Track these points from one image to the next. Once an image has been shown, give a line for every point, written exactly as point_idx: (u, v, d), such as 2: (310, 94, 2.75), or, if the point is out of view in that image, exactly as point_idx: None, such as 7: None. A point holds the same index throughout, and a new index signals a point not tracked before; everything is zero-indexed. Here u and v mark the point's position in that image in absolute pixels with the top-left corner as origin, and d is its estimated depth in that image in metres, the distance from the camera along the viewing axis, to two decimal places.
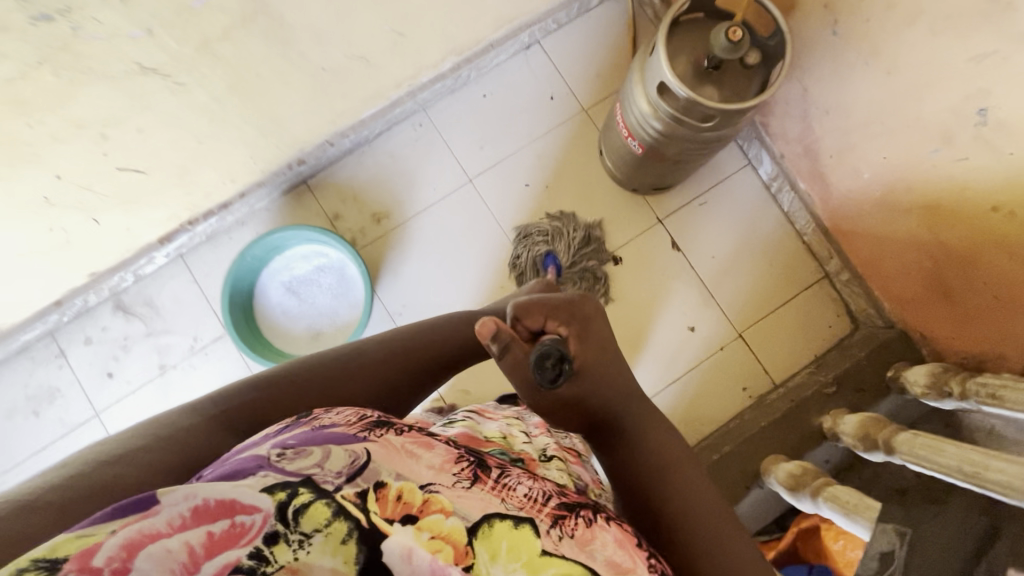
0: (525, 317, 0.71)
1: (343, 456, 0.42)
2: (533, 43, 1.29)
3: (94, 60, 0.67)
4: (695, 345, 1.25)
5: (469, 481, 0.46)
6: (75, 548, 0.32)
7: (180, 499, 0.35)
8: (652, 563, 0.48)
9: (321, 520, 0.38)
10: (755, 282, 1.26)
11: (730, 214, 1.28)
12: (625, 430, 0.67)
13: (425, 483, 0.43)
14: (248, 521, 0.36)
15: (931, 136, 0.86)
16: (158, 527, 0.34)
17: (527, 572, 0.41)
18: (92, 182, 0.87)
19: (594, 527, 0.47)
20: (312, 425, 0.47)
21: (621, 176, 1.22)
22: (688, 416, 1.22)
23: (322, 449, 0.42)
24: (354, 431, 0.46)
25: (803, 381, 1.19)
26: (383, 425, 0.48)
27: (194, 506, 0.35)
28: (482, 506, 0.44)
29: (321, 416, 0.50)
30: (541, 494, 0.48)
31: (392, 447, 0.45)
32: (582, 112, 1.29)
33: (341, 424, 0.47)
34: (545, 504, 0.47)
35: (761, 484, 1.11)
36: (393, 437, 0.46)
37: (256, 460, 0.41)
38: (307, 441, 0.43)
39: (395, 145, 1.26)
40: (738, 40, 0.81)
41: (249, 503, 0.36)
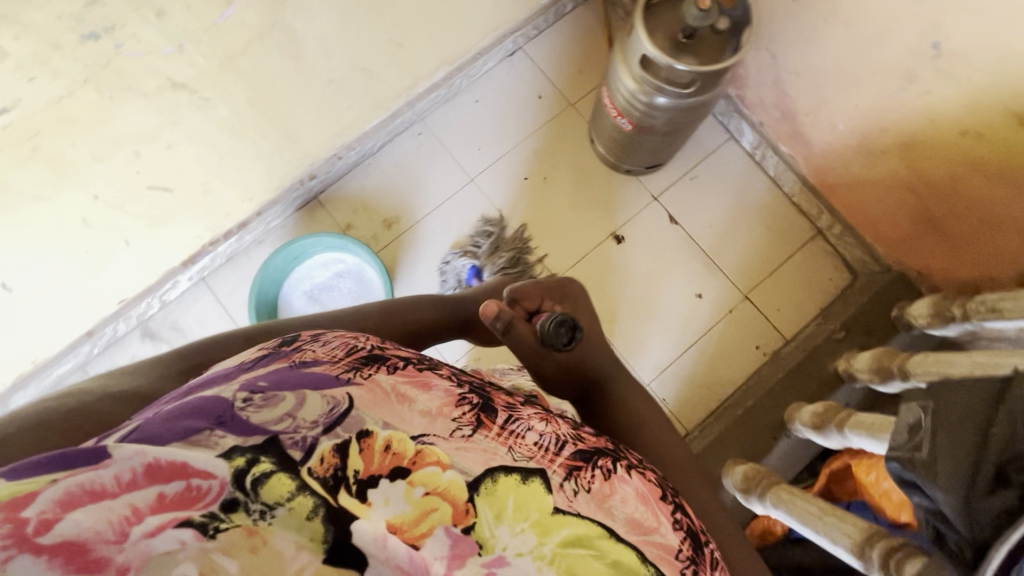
0: (524, 299, 0.79)
1: (322, 402, 0.43)
2: (517, 50, 1.38)
3: (131, 77, 0.74)
4: (705, 311, 1.29)
5: (471, 429, 0.46)
6: (13, 493, 0.31)
7: (131, 454, 0.35)
8: (677, 519, 0.50)
9: (283, 494, 0.37)
10: (753, 245, 1.32)
11: (721, 185, 1.35)
12: (610, 395, 0.77)
13: (418, 434, 0.44)
14: (204, 485, 0.36)
15: (894, 77, 0.93)
16: (103, 483, 0.33)
17: (538, 531, 0.42)
18: (124, 203, 0.92)
19: (612, 482, 0.48)
20: (291, 360, 0.47)
21: (615, 158, 1.29)
22: (708, 380, 1.26)
23: (296, 395, 0.43)
24: (337, 371, 0.46)
25: (812, 331, 1.24)
26: (373, 361, 0.49)
27: (147, 464, 0.35)
28: (485, 461, 0.44)
29: (305, 347, 0.49)
30: (553, 442, 0.49)
31: (379, 392, 0.46)
32: (569, 106, 1.37)
33: (325, 361, 0.47)
34: (557, 454, 0.48)
35: (788, 434, 1.13)
36: (381, 379, 0.47)
37: (220, 402, 0.41)
38: (280, 385, 0.43)
39: (398, 154, 1.33)
40: (706, 7, 0.90)
41: (203, 468, 0.36)
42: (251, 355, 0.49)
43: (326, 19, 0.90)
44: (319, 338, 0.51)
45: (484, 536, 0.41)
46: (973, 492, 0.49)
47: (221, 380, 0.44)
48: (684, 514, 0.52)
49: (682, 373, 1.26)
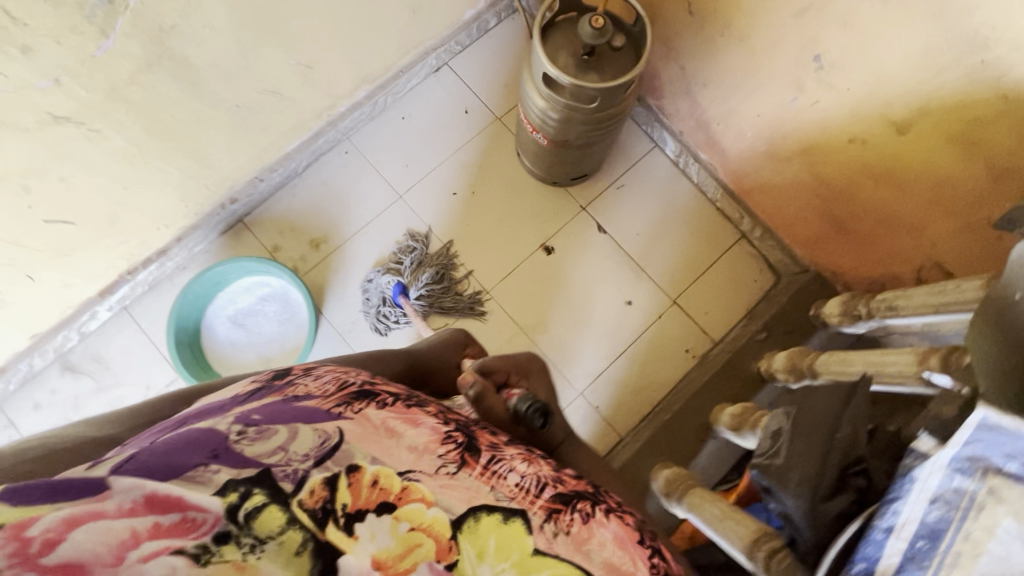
0: (491, 372, 0.79)
1: (313, 436, 0.45)
2: (442, 66, 1.39)
3: (5, 113, 0.72)
4: (635, 317, 1.31)
5: (455, 467, 0.48)
6: (20, 517, 0.32)
7: (133, 485, 0.36)
8: (654, 562, 0.47)
9: (274, 527, 0.38)
10: (680, 250, 1.35)
11: (648, 193, 1.37)
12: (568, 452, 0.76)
13: (404, 471, 0.45)
14: (199, 517, 0.36)
15: (786, 87, 0.97)
16: (105, 510, 0.34)
17: (516, 571, 0.42)
18: (20, 238, 0.90)
19: (590, 526, 0.47)
20: (285, 394, 0.49)
21: (540, 171, 1.31)
22: (640, 385, 1.27)
23: (288, 430, 0.44)
24: (328, 405, 0.49)
25: (737, 333, 1.27)
26: (364, 397, 0.51)
27: (147, 495, 0.36)
28: (468, 498, 0.45)
29: (299, 382, 0.52)
30: (535, 483, 0.49)
31: (368, 426, 0.48)
32: (496, 120, 1.38)
33: (318, 396, 0.50)
34: (538, 496, 0.47)
35: (714, 435, 1.15)
36: (371, 414, 0.49)
37: (215, 436, 0.43)
38: (274, 419, 0.45)
39: (325, 174, 1.33)
40: (599, 26, 0.92)
41: (197, 501, 0.37)
42: (245, 388, 0.52)
43: (222, 46, 0.89)
44: (311, 373, 0.53)
45: (463, 573, 0.41)
46: (814, 497, 0.53)
47: (216, 413, 0.46)
48: (663, 558, 0.49)
49: (615, 379, 1.27)
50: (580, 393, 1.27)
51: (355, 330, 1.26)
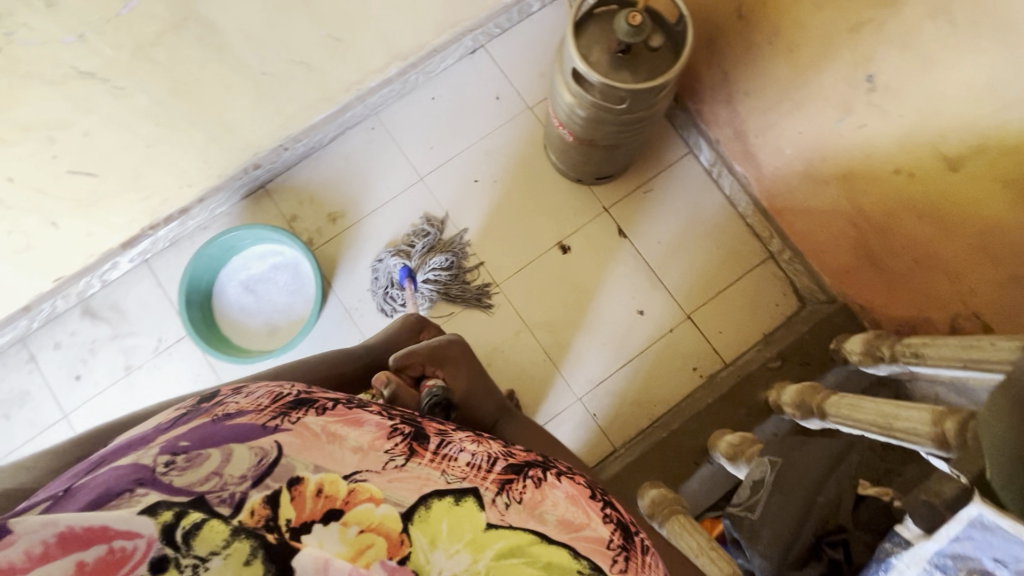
0: (406, 367, 0.75)
1: (249, 455, 0.42)
2: (478, 48, 1.35)
3: (31, 65, 0.73)
4: (644, 328, 1.27)
5: (403, 459, 0.46)
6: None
7: (40, 526, 0.34)
8: (607, 514, 0.51)
9: (218, 542, 0.37)
10: (702, 264, 1.29)
11: (675, 199, 1.31)
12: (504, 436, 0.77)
13: (350, 472, 0.43)
14: (129, 546, 0.35)
15: (833, 107, 0.90)
16: (13, 560, 0.32)
17: (471, 550, 0.42)
18: (45, 185, 0.92)
19: (542, 489, 0.49)
20: (212, 416, 0.45)
21: (565, 167, 1.27)
22: (641, 398, 1.24)
23: (222, 451, 0.41)
24: (263, 419, 0.45)
25: (750, 358, 1.21)
26: (301, 405, 0.48)
27: (58, 533, 0.34)
28: (419, 487, 0.44)
29: (227, 399, 0.48)
30: (485, 460, 0.50)
31: (308, 434, 0.45)
32: (527, 109, 1.34)
33: (251, 411, 0.46)
34: (490, 471, 0.49)
35: (710, 460, 1.12)
36: (309, 422, 0.46)
37: (138, 469, 0.39)
38: (204, 443, 0.42)
39: (349, 148, 1.32)
40: (637, 24, 0.86)
41: (125, 529, 0.35)
42: (167, 416, 0.47)
43: (251, 13, 0.88)
44: (242, 391, 0.49)
45: (417, 565, 0.41)
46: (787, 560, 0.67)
47: (137, 446, 0.42)
48: (615, 508, 0.53)
49: (615, 389, 1.24)
50: (578, 399, 1.24)
51: (362, 308, 1.26)
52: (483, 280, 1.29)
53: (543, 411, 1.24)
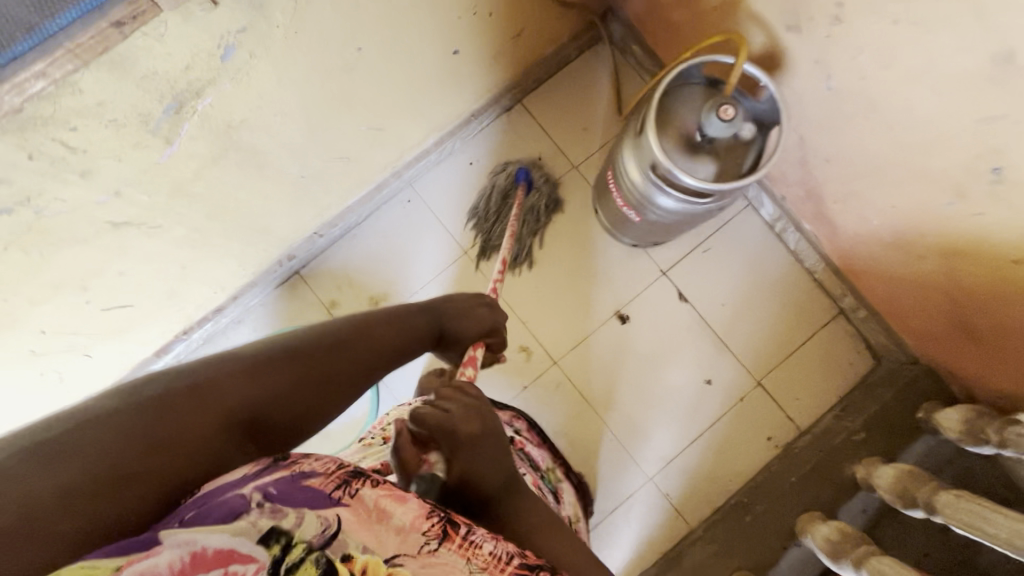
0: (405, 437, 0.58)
1: (314, 524, 0.41)
2: (515, 104, 1.25)
3: (63, 231, 0.64)
4: (714, 398, 1.20)
5: (438, 541, 0.45)
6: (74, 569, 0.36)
7: (179, 543, 0.38)
8: None
9: None
10: (770, 326, 1.22)
11: (736, 258, 1.23)
12: (501, 513, 0.56)
13: (391, 555, 0.43)
14: (241, 570, 0.39)
15: (942, 189, 0.82)
16: (159, 568, 0.37)
17: None
18: (79, 327, 0.84)
19: None
20: (291, 468, 0.43)
21: (621, 234, 1.20)
22: (716, 473, 1.18)
23: (295, 512, 0.41)
24: (329, 486, 0.43)
25: (829, 427, 1.15)
26: (360, 475, 0.45)
27: (191, 552, 0.38)
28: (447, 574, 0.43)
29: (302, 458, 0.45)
30: (506, 550, 0.47)
31: (361, 510, 0.43)
32: (572, 169, 1.25)
33: (319, 473, 0.43)
34: (509, 563, 0.46)
35: (799, 543, 1.07)
36: (364, 494, 0.44)
37: (231, 502, 0.41)
38: (285, 496, 0.41)
39: (386, 224, 1.23)
40: (729, 119, 0.78)
41: (246, 552, 0.39)
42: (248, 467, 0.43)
43: (292, 127, 0.79)
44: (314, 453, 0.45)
45: None
46: None
47: (223, 488, 0.42)
48: None
49: (687, 466, 1.18)
50: (649, 478, 1.18)
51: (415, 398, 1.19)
52: (537, 358, 1.22)
53: (613, 496, 1.18)
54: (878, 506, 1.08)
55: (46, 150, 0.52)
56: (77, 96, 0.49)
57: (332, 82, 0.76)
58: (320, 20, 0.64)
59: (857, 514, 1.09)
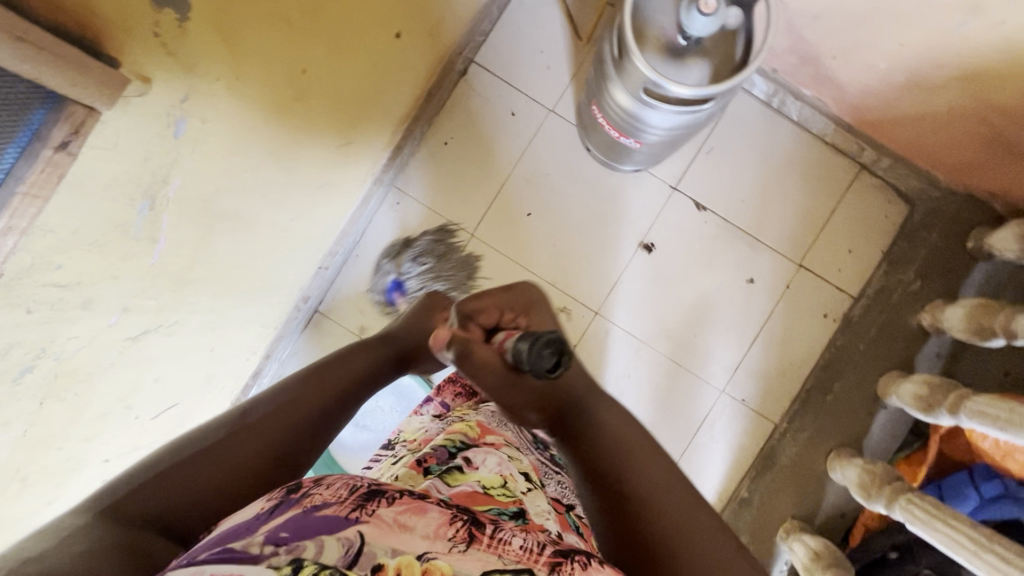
0: (480, 315, 0.69)
1: (336, 548, 0.40)
2: (468, 67, 1.17)
3: (88, 365, 0.61)
4: (759, 294, 1.18)
5: (466, 544, 0.43)
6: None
7: None
8: None
9: None
10: (797, 207, 1.18)
11: (743, 149, 1.18)
12: (590, 421, 0.63)
13: (422, 553, 0.42)
14: None
15: (953, 9, 0.75)
16: None
17: None
18: (139, 442, 0.81)
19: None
20: (304, 503, 0.42)
21: (621, 165, 1.14)
22: (784, 365, 1.18)
23: (315, 542, 0.40)
24: (347, 511, 0.42)
25: (881, 285, 1.14)
26: (376, 494, 0.44)
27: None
28: (480, 564, 0.42)
29: (312, 484, 0.45)
30: (537, 543, 0.46)
31: (382, 524, 0.43)
32: (549, 114, 1.18)
33: (333, 503, 0.43)
34: (543, 553, 0.45)
35: (886, 405, 1.08)
36: (383, 514, 0.43)
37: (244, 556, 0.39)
38: (300, 533, 0.40)
39: (384, 233, 1.18)
40: (713, 11, 0.71)
41: None
42: (263, 503, 0.44)
43: (265, 175, 0.73)
44: (324, 481, 0.45)
45: None
46: None
47: (238, 536, 0.40)
48: None
49: (756, 366, 1.18)
50: (722, 391, 1.19)
51: None
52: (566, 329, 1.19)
53: (693, 417, 1.19)
54: (951, 345, 1.07)
55: (43, 297, 0.48)
56: (49, 236, 0.45)
57: (289, 115, 0.70)
58: (256, 56, 0.58)
59: (932, 360, 1.08)
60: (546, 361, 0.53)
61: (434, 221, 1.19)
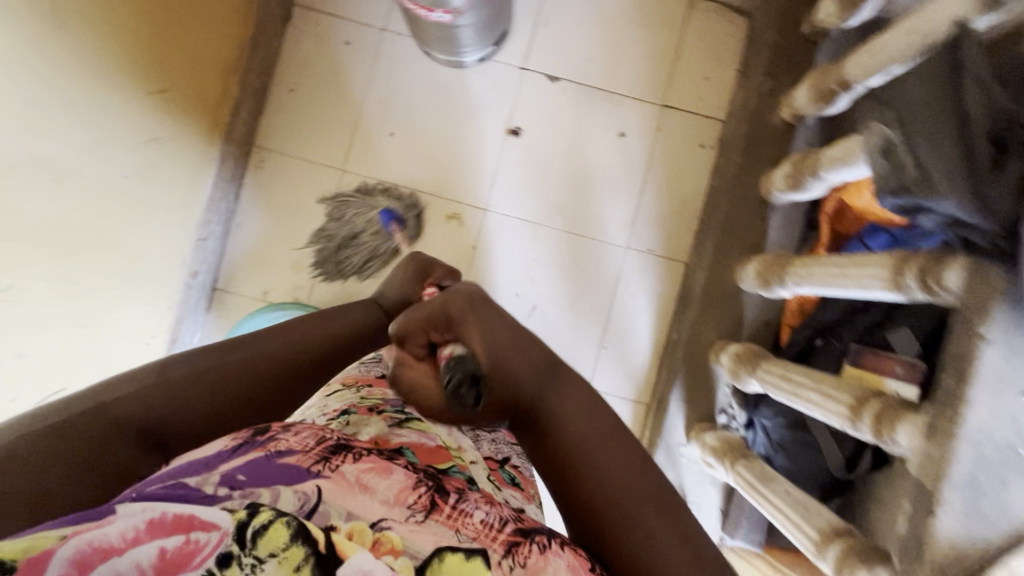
0: (409, 339, 0.68)
1: (292, 498, 0.41)
2: (291, 10, 1.18)
3: None
4: (632, 145, 1.20)
5: (425, 513, 0.43)
6: (29, 552, 0.33)
7: (137, 510, 0.36)
8: None
9: (278, 543, 0.37)
10: (643, 50, 1.19)
11: (576, 11, 1.19)
12: (546, 415, 0.61)
13: (375, 521, 0.42)
14: (204, 538, 0.36)
15: None
16: (109, 540, 0.35)
17: None
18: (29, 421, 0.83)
19: (544, 555, 0.44)
20: (267, 450, 0.44)
21: (461, 48, 1.12)
22: (677, 203, 1.19)
23: (272, 491, 0.41)
24: (309, 462, 0.44)
25: (742, 98, 1.15)
26: (341, 449, 0.46)
27: (150, 519, 0.36)
28: (435, 539, 0.42)
29: (280, 433, 0.46)
30: (497, 517, 0.46)
31: (344, 483, 0.43)
32: (381, 32, 1.19)
33: (298, 451, 0.44)
34: (500, 530, 0.45)
35: (774, 205, 1.08)
36: (346, 470, 0.44)
37: (195, 492, 0.39)
38: (258, 481, 0.41)
39: (258, 193, 1.18)
40: None
41: (206, 519, 0.37)
42: (227, 441, 0.45)
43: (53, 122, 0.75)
44: (292, 426, 0.47)
45: None
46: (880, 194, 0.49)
47: (201, 471, 0.42)
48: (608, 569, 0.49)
49: (652, 215, 1.19)
50: (626, 248, 1.19)
51: None
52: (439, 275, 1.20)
53: (606, 281, 1.19)
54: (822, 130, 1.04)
55: None
56: None
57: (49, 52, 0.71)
58: None
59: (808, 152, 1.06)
60: (469, 395, 0.60)
61: (303, 167, 1.19)
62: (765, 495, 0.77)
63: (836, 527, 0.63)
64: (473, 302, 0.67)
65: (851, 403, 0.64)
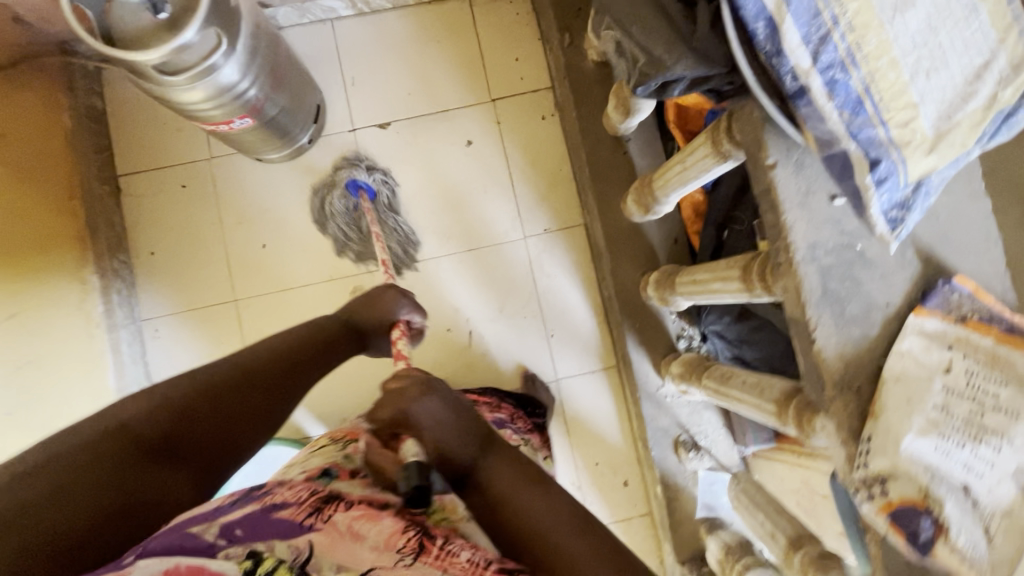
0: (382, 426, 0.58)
1: (287, 549, 0.46)
2: (119, 181, 1.18)
3: None
4: (482, 148, 1.22)
5: (413, 556, 0.46)
6: None
7: (156, 564, 0.42)
8: None
9: None
10: (451, 63, 1.23)
11: (375, 59, 1.23)
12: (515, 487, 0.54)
13: (367, 568, 0.45)
14: None
15: None
16: None
17: None
18: None
19: None
20: (264, 502, 0.48)
21: (289, 139, 1.14)
22: (548, 177, 1.22)
23: (269, 541, 0.46)
24: (302, 515, 0.48)
25: (556, 60, 1.19)
26: (332, 500, 0.50)
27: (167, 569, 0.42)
28: None
29: (276, 484, 0.51)
30: (485, 556, 0.47)
31: (335, 531, 0.47)
32: (211, 161, 1.20)
33: (292, 502, 0.49)
34: (489, 568, 0.46)
35: (627, 136, 1.12)
36: (337, 518, 0.48)
37: (202, 543, 0.44)
38: (255, 531, 0.46)
39: (164, 360, 1.16)
40: None
41: (216, 568, 0.42)
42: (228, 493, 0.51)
43: None
44: (288, 481, 0.52)
45: None
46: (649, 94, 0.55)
47: (201, 518, 0.47)
48: None
49: (531, 198, 1.21)
50: (526, 239, 1.21)
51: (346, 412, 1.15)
52: None
53: (522, 275, 1.20)
54: None
55: None
56: None
57: None
58: None
59: None
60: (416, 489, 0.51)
61: (195, 315, 1.17)
62: (731, 397, 0.77)
63: (786, 393, 0.63)
64: (443, 409, 0.58)
65: (741, 276, 0.66)
